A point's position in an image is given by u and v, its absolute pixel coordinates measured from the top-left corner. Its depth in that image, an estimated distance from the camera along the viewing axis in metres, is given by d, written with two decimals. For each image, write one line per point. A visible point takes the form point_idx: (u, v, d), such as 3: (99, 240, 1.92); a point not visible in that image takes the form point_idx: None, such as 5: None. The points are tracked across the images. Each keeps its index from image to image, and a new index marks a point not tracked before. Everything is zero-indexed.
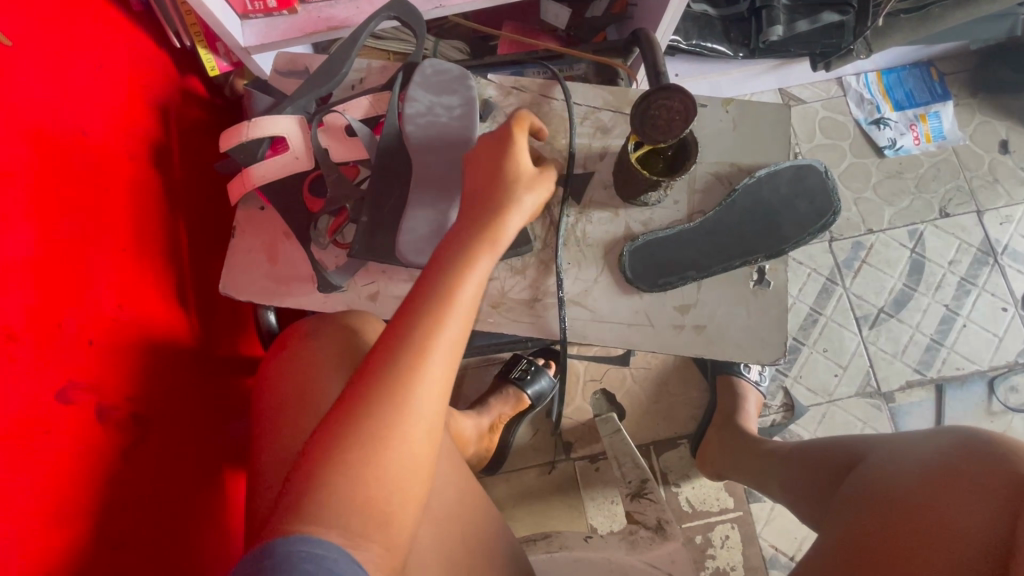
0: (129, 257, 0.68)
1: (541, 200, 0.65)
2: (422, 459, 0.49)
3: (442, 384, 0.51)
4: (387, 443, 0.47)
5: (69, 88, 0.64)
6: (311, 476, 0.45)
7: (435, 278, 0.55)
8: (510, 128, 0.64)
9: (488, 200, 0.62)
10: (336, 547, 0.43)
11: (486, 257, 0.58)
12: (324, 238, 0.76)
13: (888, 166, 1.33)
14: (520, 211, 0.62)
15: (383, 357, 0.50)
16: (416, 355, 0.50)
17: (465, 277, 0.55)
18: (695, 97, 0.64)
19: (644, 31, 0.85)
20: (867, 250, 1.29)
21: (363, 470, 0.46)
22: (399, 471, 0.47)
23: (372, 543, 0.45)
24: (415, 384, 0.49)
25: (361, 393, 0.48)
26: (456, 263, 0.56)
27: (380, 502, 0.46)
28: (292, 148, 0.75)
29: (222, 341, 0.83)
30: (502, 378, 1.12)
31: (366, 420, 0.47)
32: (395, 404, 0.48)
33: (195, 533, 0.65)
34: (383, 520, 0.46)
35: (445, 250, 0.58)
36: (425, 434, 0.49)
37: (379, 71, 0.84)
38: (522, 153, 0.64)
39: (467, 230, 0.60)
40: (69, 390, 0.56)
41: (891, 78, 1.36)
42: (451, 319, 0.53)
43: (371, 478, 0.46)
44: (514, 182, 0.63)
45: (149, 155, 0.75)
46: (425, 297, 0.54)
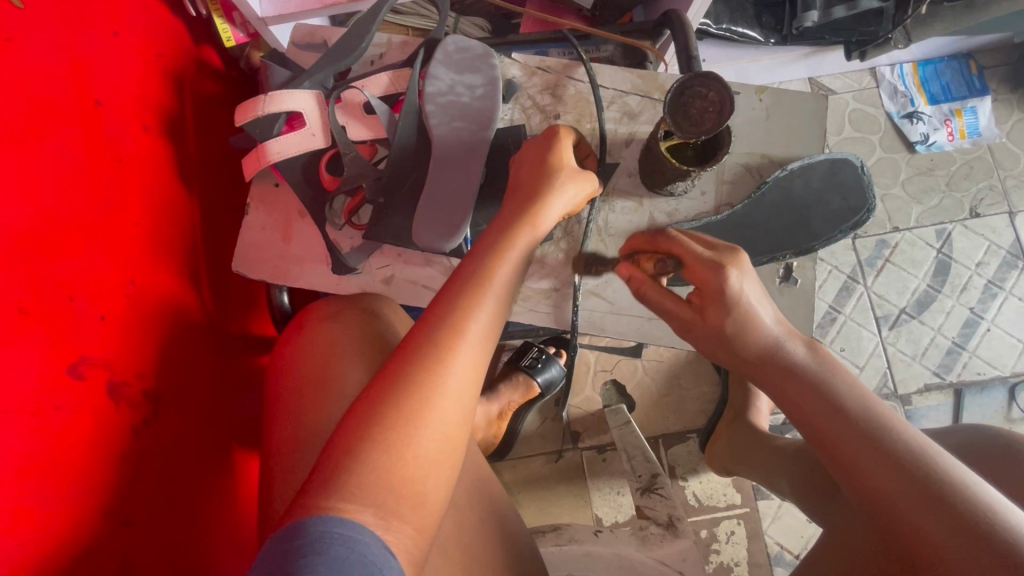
0: (142, 231, 0.66)
1: (583, 196, 0.65)
2: (456, 439, 0.47)
3: (476, 365, 0.50)
4: (425, 420, 0.45)
5: (83, 55, 0.62)
6: (347, 451, 0.43)
7: (475, 261, 0.55)
8: (556, 130, 0.66)
9: (527, 193, 0.62)
10: (368, 528, 0.41)
11: (522, 247, 0.58)
12: (340, 219, 0.75)
13: (919, 162, 1.28)
14: (560, 204, 0.61)
15: (418, 335, 0.49)
16: (452, 334, 0.49)
17: (500, 263, 0.55)
18: (730, 87, 0.60)
19: (676, 12, 0.82)
20: (892, 248, 1.26)
21: (397, 447, 0.44)
22: (433, 451, 0.45)
23: (404, 525, 0.42)
24: (451, 362, 0.48)
25: (395, 369, 0.47)
26: (493, 249, 0.56)
27: (414, 482, 0.44)
28: (308, 124, 0.73)
29: (234, 319, 0.82)
30: (512, 365, 1.10)
31: (401, 396, 0.45)
32: (431, 380, 0.46)
33: (206, 511, 0.65)
34: (416, 501, 0.43)
35: (484, 237, 0.58)
36: (459, 414, 0.47)
37: (400, 47, 0.81)
38: (566, 152, 0.65)
39: (503, 221, 0.60)
40: (81, 366, 0.55)
41: (928, 70, 1.30)
42: (486, 301, 0.52)
43: (406, 457, 0.44)
44: (556, 176, 0.62)
45: (162, 127, 0.73)
46: (459, 281, 0.53)
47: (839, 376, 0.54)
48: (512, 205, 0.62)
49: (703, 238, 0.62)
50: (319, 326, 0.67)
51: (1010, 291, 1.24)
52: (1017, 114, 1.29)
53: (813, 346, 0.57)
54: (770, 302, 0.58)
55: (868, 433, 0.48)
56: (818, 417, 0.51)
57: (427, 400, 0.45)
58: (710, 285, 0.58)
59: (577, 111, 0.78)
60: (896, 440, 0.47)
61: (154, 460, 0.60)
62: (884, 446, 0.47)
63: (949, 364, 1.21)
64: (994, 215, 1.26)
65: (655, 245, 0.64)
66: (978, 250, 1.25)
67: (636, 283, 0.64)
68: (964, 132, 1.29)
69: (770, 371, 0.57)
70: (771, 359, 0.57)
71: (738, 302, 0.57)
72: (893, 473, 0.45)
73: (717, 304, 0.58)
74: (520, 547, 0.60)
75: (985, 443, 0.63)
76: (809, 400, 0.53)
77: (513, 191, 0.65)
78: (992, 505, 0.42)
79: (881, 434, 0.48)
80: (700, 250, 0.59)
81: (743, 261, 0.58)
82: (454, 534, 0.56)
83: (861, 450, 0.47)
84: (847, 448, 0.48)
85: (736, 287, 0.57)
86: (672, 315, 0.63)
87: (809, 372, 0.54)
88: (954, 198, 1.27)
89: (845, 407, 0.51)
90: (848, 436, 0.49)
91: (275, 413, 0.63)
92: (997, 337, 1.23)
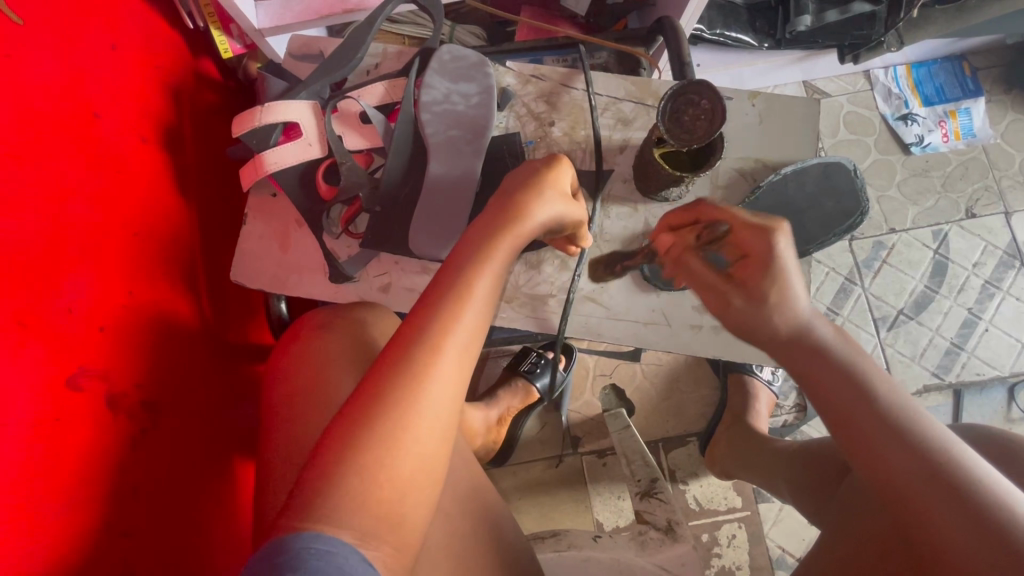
0: (141, 240, 0.67)
1: (572, 218, 0.64)
2: (435, 458, 0.47)
3: (456, 383, 0.49)
4: (401, 441, 0.45)
5: (80, 69, 0.63)
6: (323, 474, 0.43)
7: (455, 273, 0.54)
8: (554, 159, 0.65)
9: (509, 199, 0.60)
10: (347, 546, 0.41)
11: (503, 258, 0.57)
12: (337, 227, 0.76)
13: (914, 164, 1.29)
14: (545, 215, 0.60)
15: (396, 353, 0.48)
16: (431, 353, 0.49)
17: (481, 274, 0.54)
18: (722, 93, 0.61)
19: (669, 19, 0.83)
20: (888, 249, 1.26)
21: (375, 468, 0.44)
22: (412, 471, 0.45)
23: (383, 543, 0.43)
24: (429, 382, 0.47)
25: (373, 389, 0.47)
26: (474, 260, 0.56)
27: (393, 502, 0.44)
28: (305, 135, 0.73)
29: (232, 327, 0.83)
30: (511, 370, 1.11)
31: (378, 418, 0.45)
32: (409, 401, 0.46)
33: (204, 520, 0.65)
34: (395, 521, 0.44)
35: (465, 246, 0.57)
36: (439, 433, 0.47)
37: (396, 57, 0.82)
38: (562, 177, 0.64)
39: (486, 227, 0.59)
40: (79, 378, 0.55)
41: (921, 72, 1.31)
42: (466, 317, 0.52)
43: (384, 478, 0.44)
44: (544, 189, 0.61)
45: (160, 137, 0.74)
46: (437, 295, 0.52)
47: (865, 356, 0.51)
48: (494, 210, 0.60)
49: (744, 209, 0.60)
50: (305, 337, 0.67)
51: (1008, 291, 1.24)
52: (1011, 115, 1.30)
53: (841, 327, 0.54)
54: (807, 273, 0.55)
55: (893, 421, 0.46)
56: (844, 401, 0.49)
57: (405, 421, 0.46)
58: (755, 248, 0.55)
59: (572, 118, 0.79)
60: (921, 430, 0.46)
61: (152, 470, 0.60)
62: (910, 438, 0.45)
63: (947, 365, 1.21)
64: (990, 215, 1.27)
65: (692, 214, 0.62)
66: (975, 250, 1.25)
67: (676, 253, 0.63)
68: (958, 134, 1.30)
69: (800, 350, 0.53)
70: (801, 340, 0.53)
71: (781, 267, 0.54)
72: (918, 467, 0.44)
73: (761, 271, 0.55)
74: (514, 554, 0.61)
75: (981, 445, 0.63)
76: (836, 383, 0.50)
77: (500, 193, 0.63)
78: (1010, 501, 0.41)
79: (906, 424, 0.46)
80: (745, 215, 0.57)
81: (788, 229, 0.56)
82: (450, 543, 0.56)
83: (886, 440, 0.46)
84: (871, 436, 0.47)
85: (783, 255, 0.54)
86: (709, 288, 0.59)
87: (840, 353, 0.51)
88: (950, 199, 1.27)
89: (875, 392, 0.48)
90: (873, 424, 0.47)
91: (269, 423, 0.63)
92: (995, 337, 1.23)
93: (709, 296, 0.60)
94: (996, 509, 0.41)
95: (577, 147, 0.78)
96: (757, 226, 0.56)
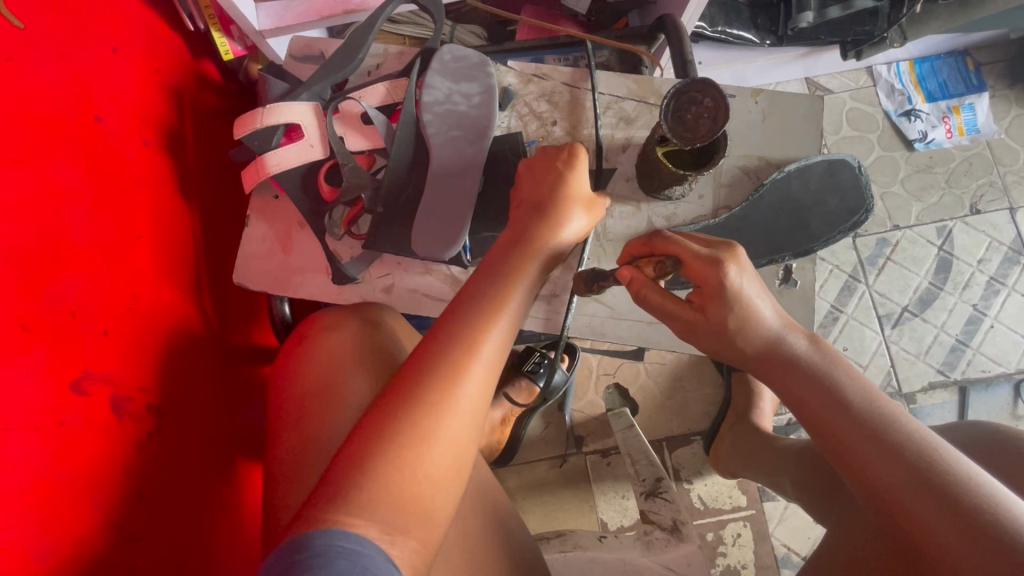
0: (145, 244, 0.67)
1: (592, 223, 0.65)
2: (463, 457, 0.47)
3: (487, 385, 0.50)
4: (433, 437, 0.45)
5: (82, 72, 0.63)
6: (355, 467, 0.43)
7: (488, 280, 0.56)
8: (574, 148, 0.65)
9: (538, 210, 0.62)
10: (373, 542, 0.41)
11: (534, 267, 0.58)
12: (340, 228, 0.75)
13: (917, 160, 1.28)
14: (572, 231, 0.62)
15: (430, 352, 0.49)
16: (465, 353, 0.49)
17: (515, 285, 0.56)
18: (725, 92, 0.60)
19: (670, 17, 0.82)
20: (893, 246, 1.25)
21: (407, 464, 0.44)
22: (442, 468, 0.45)
23: (409, 540, 0.42)
24: (463, 382, 0.48)
25: (406, 386, 0.47)
26: (507, 268, 0.57)
27: (421, 500, 0.44)
28: (307, 136, 0.73)
29: (236, 329, 0.83)
30: (515, 370, 1.11)
31: (411, 414, 0.45)
32: (443, 399, 0.46)
33: (210, 523, 0.65)
34: (422, 518, 0.44)
35: (497, 255, 0.59)
36: (468, 433, 0.47)
37: (397, 57, 0.82)
38: (581, 175, 0.65)
39: (517, 238, 0.60)
40: (84, 382, 0.55)
41: (925, 67, 1.29)
42: (499, 321, 0.52)
43: (415, 475, 0.44)
44: (571, 201, 0.63)
45: (162, 139, 0.74)
46: (472, 299, 0.53)
47: (839, 368, 0.53)
48: (524, 220, 0.62)
49: (698, 237, 0.61)
50: (324, 337, 0.67)
51: (1013, 287, 1.24)
52: (1015, 110, 1.29)
53: (815, 339, 0.56)
54: (768, 293, 0.57)
55: (871, 427, 0.48)
56: (819, 411, 0.51)
57: (437, 419, 0.46)
58: (711, 282, 0.56)
59: (574, 117, 0.79)
60: (902, 434, 0.47)
61: (158, 474, 0.60)
62: (889, 440, 0.46)
63: (952, 362, 1.21)
64: (994, 211, 1.26)
65: (651, 248, 0.61)
66: (980, 246, 1.25)
67: (636, 288, 0.61)
68: (962, 129, 1.29)
69: (771, 365, 0.56)
70: (773, 354, 0.56)
71: (740, 298, 0.56)
72: (899, 467, 0.45)
73: (718, 302, 0.57)
74: (523, 555, 0.60)
75: (988, 442, 0.63)
76: (814, 396, 0.52)
77: (525, 201, 0.64)
78: (997, 497, 0.42)
79: (885, 428, 0.47)
80: (695, 247, 0.58)
81: (740, 257, 0.57)
82: (457, 544, 0.56)
83: (865, 443, 0.47)
84: (850, 442, 0.48)
85: (736, 284, 0.56)
86: (674, 317, 0.60)
87: (814, 367, 0.54)
88: (954, 195, 1.26)
89: (849, 401, 0.50)
90: (852, 431, 0.48)
91: (276, 424, 0.63)
92: (1001, 333, 1.22)
93: (672, 323, 0.62)
94: (982, 504, 0.41)
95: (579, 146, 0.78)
96: (710, 259, 0.56)
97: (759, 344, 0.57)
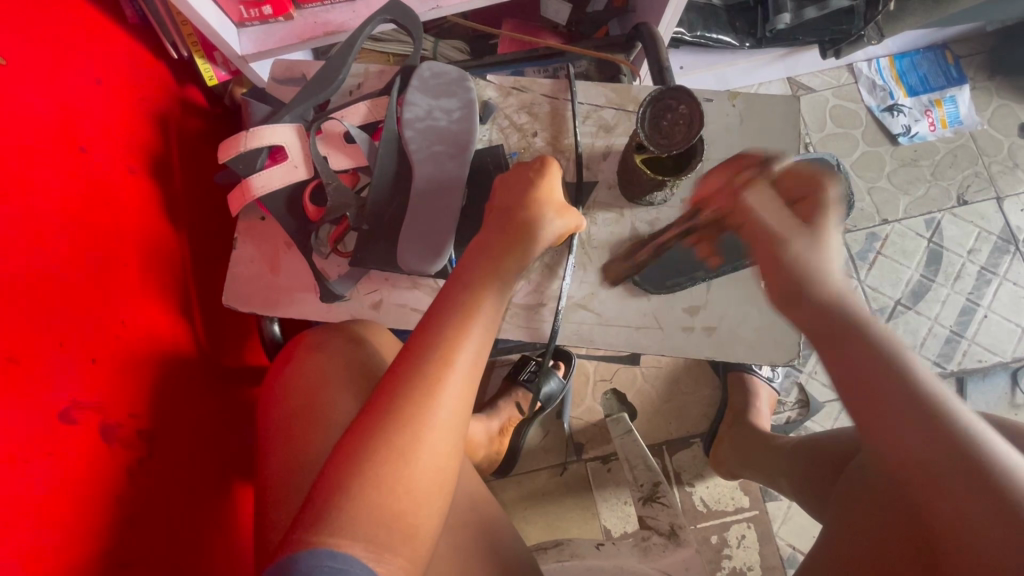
0: (132, 269, 0.67)
1: (566, 227, 0.66)
2: (446, 470, 0.47)
3: (465, 397, 0.50)
4: (414, 454, 0.45)
5: (67, 104, 0.64)
6: (338, 489, 0.43)
7: (460, 291, 0.56)
8: (543, 164, 0.66)
9: (510, 217, 0.62)
10: (360, 561, 0.41)
11: (511, 276, 0.59)
12: (326, 247, 0.76)
13: (903, 154, 1.29)
14: (546, 234, 0.63)
15: (407, 366, 0.49)
16: (442, 368, 0.49)
17: (488, 293, 0.56)
18: (701, 103, 0.62)
19: (646, 25, 0.84)
20: (882, 240, 1.26)
21: (390, 482, 0.44)
22: (426, 483, 0.46)
23: (397, 557, 0.43)
24: (441, 395, 0.48)
25: (385, 403, 0.47)
26: (480, 278, 0.57)
27: (407, 516, 0.44)
28: (291, 157, 0.74)
29: (227, 352, 0.83)
30: (511, 381, 1.11)
31: (392, 431, 0.45)
32: (423, 414, 0.47)
33: (206, 546, 0.65)
34: (409, 534, 0.44)
35: (468, 265, 0.59)
36: (449, 447, 0.48)
37: (377, 75, 0.83)
38: (554, 183, 0.66)
39: (487, 247, 0.60)
40: (72, 411, 0.55)
41: (905, 63, 1.31)
42: (475, 331, 0.53)
43: (397, 491, 0.44)
44: (544, 205, 0.63)
45: (149, 166, 0.75)
46: (447, 311, 0.53)
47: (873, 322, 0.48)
48: (496, 228, 0.62)
49: None
50: (308, 356, 0.67)
51: (1004, 276, 1.24)
52: (997, 100, 1.31)
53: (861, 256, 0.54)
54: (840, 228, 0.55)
55: (911, 391, 0.43)
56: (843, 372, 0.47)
57: (417, 434, 0.46)
58: None
59: (554, 128, 0.79)
60: (937, 399, 0.43)
61: (151, 500, 0.60)
62: (925, 410, 0.42)
63: (949, 353, 1.21)
64: (982, 201, 1.27)
65: None
66: (969, 236, 1.25)
67: None
68: (945, 122, 1.30)
69: None
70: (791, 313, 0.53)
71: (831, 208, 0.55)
72: (933, 443, 0.41)
73: None
74: (516, 562, 0.60)
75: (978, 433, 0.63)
76: (843, 363, 0.47)
77: (498, 209, 0.65)
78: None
79: (922, 392, 0.43)
80: None
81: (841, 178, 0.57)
82: (450, 557, 0.56)
83: (905, 408, 0.43)
84: (892, 407, 0.43)
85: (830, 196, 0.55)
86: None
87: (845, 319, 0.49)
88: (941, 187, 1.27)
89: (882, 363, 0.45)
90: (893, 392, 0.44)
91: (267, 444, 0.63)
92: (995, 322, 1.22)
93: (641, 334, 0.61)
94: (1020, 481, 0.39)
95: (561, 156, 0.79)
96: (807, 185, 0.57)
97: (780, 293, 0.54)
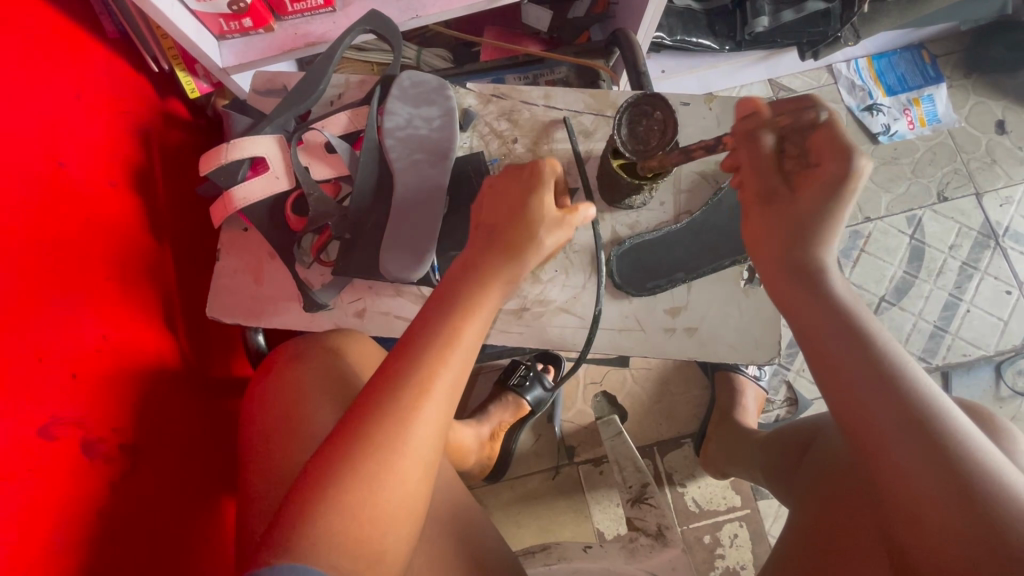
0: (114, 283, 0.68)
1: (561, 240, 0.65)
2: (417, 496, 0.47)
3: (440, 424, 0.49)
4: (383, 480, 0.45)
5: (47, 120, 0.64)
6: (303, 511, 0.44)
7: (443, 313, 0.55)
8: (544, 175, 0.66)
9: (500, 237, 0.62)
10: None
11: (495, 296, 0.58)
12: (309, 256, 0.76)
13: (883, 152, 1.31)
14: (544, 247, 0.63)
15: (383, 391, 0.48)
16: (417, 395, 0.48)
17: (471, 316, 0.55)
18: (675, 109, 0.62)
19: (623, 31, 0.85)
20: (865, 238, 1.28)
21: (357, 506, 0.44)
22: (394, 510, 0.46)
23: None
24: (414, 423, 0.47)
25: (357, 428, 0.47)
26: (465, 299, 0.57)
27: (373, 541, 0.44)
28: (272, 168, 0.74)
29: (211, 364, 0.83)
30: (500, 385, 1.10)
31: (361, 458, 0.45)
32: (394, 442, 0.46)
33: (190, 559, 0.65)
34: (373, 558, 0.44)
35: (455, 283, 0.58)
36: (419, 475, 0.47)
37: (358, 85, 0.83)
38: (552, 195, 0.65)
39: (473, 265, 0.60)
40: (52, 426, 0.55)
41: (882, 63, 1.33)
42: (454, 356, 0.52)
43: (364, 517, 0.44)
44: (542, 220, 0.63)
45: (131, 180, 0.76)
46: (429, 335, 0.53)
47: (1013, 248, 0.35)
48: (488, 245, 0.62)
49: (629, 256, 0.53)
50: (290, 370, 0.67)
51: (985, 271, 1.26)
52: (974, 98, 1.33)
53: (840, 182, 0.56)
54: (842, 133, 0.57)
55: None
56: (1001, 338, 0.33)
57: (388, 460, 0.46)
58: None
59: (534, 134, 0.80)
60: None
61: (134, 513, 0.60)
62: None
63: (933, 348, 1.23)
64: (961, 197, 1.29)
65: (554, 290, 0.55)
66: (950, 232, 1.27)
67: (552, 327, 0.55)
68: (924, 120, 1.32)
69: None
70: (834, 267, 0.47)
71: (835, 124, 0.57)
72: None
73: None
74: (498, 571, 0.60)
75: None
76: None
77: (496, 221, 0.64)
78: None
79: None
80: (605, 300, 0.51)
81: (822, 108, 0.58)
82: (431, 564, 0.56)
83: None
84: None
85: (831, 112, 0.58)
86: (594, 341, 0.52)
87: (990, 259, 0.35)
88: (921, 184, 1.29)
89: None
90: None
91: (248, 455, 0.63)
92: (978, 316, 1.24)
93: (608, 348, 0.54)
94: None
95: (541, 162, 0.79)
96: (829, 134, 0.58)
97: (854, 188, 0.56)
